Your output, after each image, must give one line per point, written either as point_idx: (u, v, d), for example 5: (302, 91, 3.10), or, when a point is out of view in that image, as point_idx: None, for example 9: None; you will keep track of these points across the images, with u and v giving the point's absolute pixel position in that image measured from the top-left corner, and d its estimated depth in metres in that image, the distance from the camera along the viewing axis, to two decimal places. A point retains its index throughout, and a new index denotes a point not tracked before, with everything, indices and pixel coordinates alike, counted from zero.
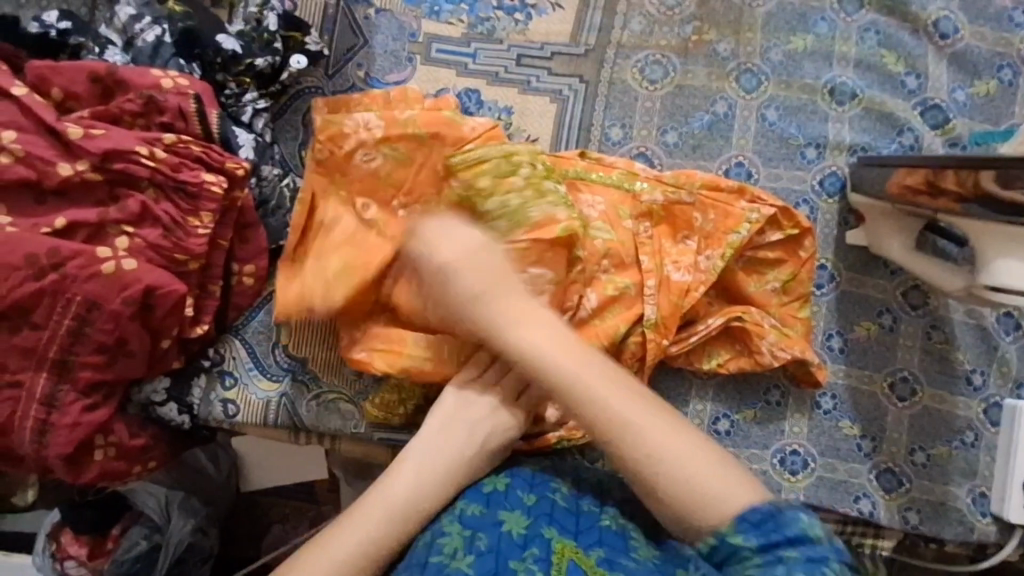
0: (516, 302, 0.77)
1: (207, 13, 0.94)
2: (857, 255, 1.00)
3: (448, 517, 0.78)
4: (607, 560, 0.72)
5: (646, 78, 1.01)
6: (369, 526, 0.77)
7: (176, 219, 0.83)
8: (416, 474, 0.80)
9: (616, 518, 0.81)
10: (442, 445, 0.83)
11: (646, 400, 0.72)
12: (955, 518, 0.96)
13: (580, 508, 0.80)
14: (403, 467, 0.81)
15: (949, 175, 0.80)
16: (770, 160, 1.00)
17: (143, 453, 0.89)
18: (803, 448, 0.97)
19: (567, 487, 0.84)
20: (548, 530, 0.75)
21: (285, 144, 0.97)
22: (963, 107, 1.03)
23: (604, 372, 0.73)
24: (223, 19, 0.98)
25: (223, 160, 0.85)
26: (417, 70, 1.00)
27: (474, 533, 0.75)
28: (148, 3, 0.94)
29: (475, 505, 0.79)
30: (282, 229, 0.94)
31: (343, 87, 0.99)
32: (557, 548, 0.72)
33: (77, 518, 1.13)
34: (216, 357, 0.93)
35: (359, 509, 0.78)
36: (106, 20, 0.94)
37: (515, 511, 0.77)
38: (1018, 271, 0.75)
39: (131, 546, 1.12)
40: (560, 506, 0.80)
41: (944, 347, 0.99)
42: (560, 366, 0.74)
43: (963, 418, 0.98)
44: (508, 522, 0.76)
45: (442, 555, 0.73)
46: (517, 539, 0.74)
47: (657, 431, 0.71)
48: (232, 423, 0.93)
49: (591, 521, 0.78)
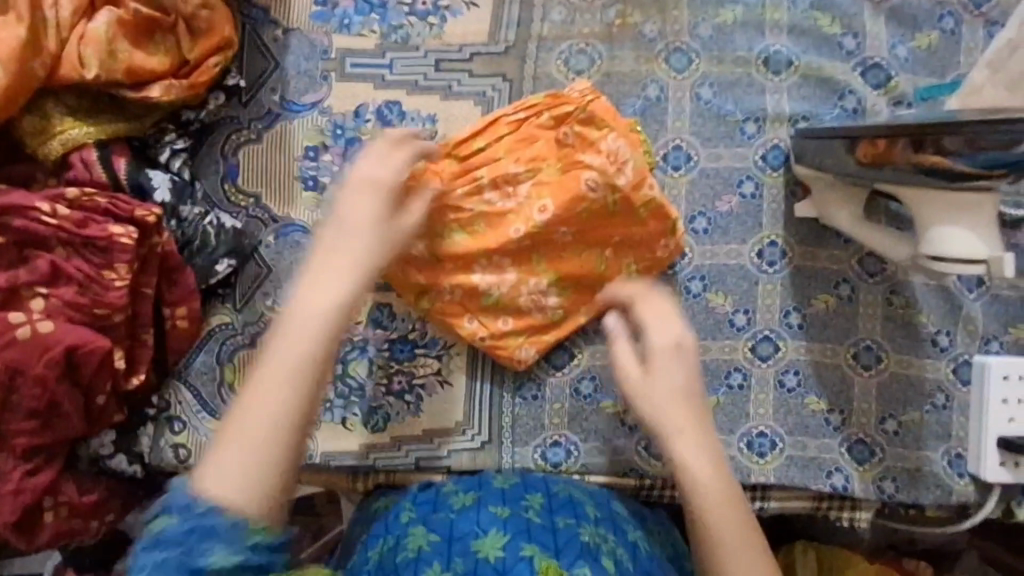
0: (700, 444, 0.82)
1: (250, 56, 0.95)
2: (807, 227, 1.03)
3: (414, 522, 0.88)
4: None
5: (571, 69, 0.99)
6: (281, 406, 0.67)
7: (92, 275, 0.81)
8: (304, 342, 0.69)
9: (594, 530, 0.86)
10: (360, 198, 0.77)
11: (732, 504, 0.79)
12: (932, 482, 1.05)
13: (556, 524, 0.85)
14: (299, 341, 0.69)
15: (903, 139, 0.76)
16: (709, 140, 1.01)
17: (97, 508, 0.89)
18: (769, 429, 1.04)
19: (539, 503, 0.89)
20: (528, 547, 0.80)
21: (208, 179, 0.93)
22: (905, 62, 1.02)
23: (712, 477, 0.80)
24: (248, 64, 0.95)
25: (132, 208, 0.83)
26: (334, 88, 0.96)
27: (445, 557, 0.81)
28: (266, 50, 0.96)
29: (442, 519, 0.87)
30: (210, 266, 0.90)
31: (260, 115, 0.94)
32: (543, 569, 0.77)
33: (82, 560, 1.15)
34: (162, 404, 0.92)
35: (258, 387, 0.67)
36: (246, 72, 0.95)
37: (491, 532, 0.83)
38: (958, 240, 0.79)
39: None
40: (536, 523, 0.85)
41: (906, 312, 1.05)
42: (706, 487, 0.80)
43: (932, 380, 1.06)
44: (482, 549, 0.81)
45: (408, 552, 0.83)
46: (494, 563, 0.79)
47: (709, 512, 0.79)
48: (185, 468, 0.91)
49: (571, 535, 0.84)
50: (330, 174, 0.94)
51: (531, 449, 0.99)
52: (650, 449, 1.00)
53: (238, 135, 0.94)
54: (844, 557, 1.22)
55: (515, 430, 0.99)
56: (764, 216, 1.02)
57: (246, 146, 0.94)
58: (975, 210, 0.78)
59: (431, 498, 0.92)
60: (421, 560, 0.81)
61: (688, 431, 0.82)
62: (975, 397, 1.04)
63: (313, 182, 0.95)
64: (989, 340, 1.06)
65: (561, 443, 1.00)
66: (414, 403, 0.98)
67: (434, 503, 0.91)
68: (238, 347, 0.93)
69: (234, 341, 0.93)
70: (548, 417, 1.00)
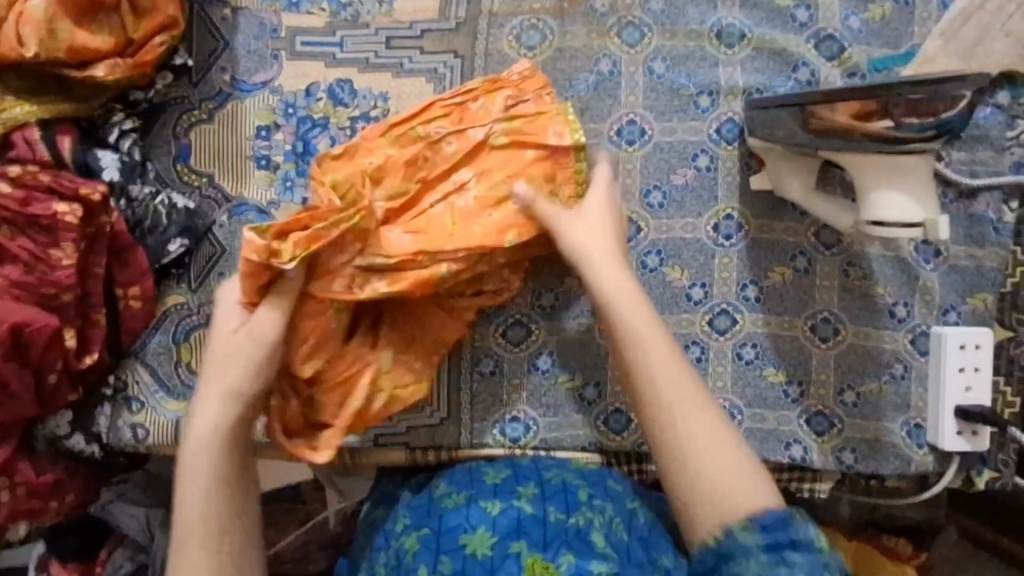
0: (642, 313, 0.86)
1: (199, 35, 0.96)
2: (763, 200, 1.03)
3: (408, 530, 0.88)
4: (576, 570, 0.78)
5: (523, 45, 0.99)
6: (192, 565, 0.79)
7: (39, 254, 0.82)
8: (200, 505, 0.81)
9: (589, 511, 0.87)
10: (216, 381, 0.83)
11: (692, 391, 0.84)
12: (891, 452, 1.06)
13: (546, 516, 0.85)
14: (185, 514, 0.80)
15: (845, 105, 0.77)
16: (663, 114, 1.01)
17: (56, 488, 0.92)
18: (728, 401, 1.04)
19: (530, 495, 0.88)
20: (516, 543, 0.81)
21: (159, 160, 0.94)
22: (859, 34, 1.03)
23: (668, 359, 0.85)
24: (197, 43, 0.95)
25: (77, 187, 0.83)
26: (284, 67, 0.96)
27: (434, 556, 0.82)
28: (217, 29, 0.96)
29: (433, 521, 0.87)
30: (162, 246, 0.90)
31: (210, 95, 0.95)
32: (528, 564, 0.79)
33: (62, 546, 1.15)
34: (119, 384, 0.93)
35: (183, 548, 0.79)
36: (197, 53, 0.95)
37: (478, 531, 0.83)
38: (897, 202, 0.79)
39: (117, 567, 1.12)
40: (526, 515, 0.85)
41: (863, 283, 1.06)
42: (656, 363, 0.85)
43: (890, 351, 1.07)
44: (471, 545, 0.82)
45: (406, 558, 0.84)
46: (483, 562, 0.80)
47: (666, 376, 0.84)
48: (144, 447, 0.92)
49: (562, 525, 0.84)
50: (283, 153, 0.95)
51: (490, 424, 1.01)
52: (609, 422, 1.02)
53: (189, 115, 0.94)
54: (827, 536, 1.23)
55: (474, 407, 1.01)
56: (720, 189, 1.02)
57: (196, 127, 0.94)
58: (910, 170, 0.78)
59: (425, 502, 0.91)
60: (413, 566, 0.83)
61: (631, 296, 0.87)
62: (932, 362, 1.06)
63: (265, 162, 0.95)
64: (946, 310, 1.06)
65: (520, 419, 1.01)
66: None
67: (428, 504, 0.90)
68: (194, 327, 0.94)
69: (191, 320, 0.94)
70: (506, 392, 1.01)
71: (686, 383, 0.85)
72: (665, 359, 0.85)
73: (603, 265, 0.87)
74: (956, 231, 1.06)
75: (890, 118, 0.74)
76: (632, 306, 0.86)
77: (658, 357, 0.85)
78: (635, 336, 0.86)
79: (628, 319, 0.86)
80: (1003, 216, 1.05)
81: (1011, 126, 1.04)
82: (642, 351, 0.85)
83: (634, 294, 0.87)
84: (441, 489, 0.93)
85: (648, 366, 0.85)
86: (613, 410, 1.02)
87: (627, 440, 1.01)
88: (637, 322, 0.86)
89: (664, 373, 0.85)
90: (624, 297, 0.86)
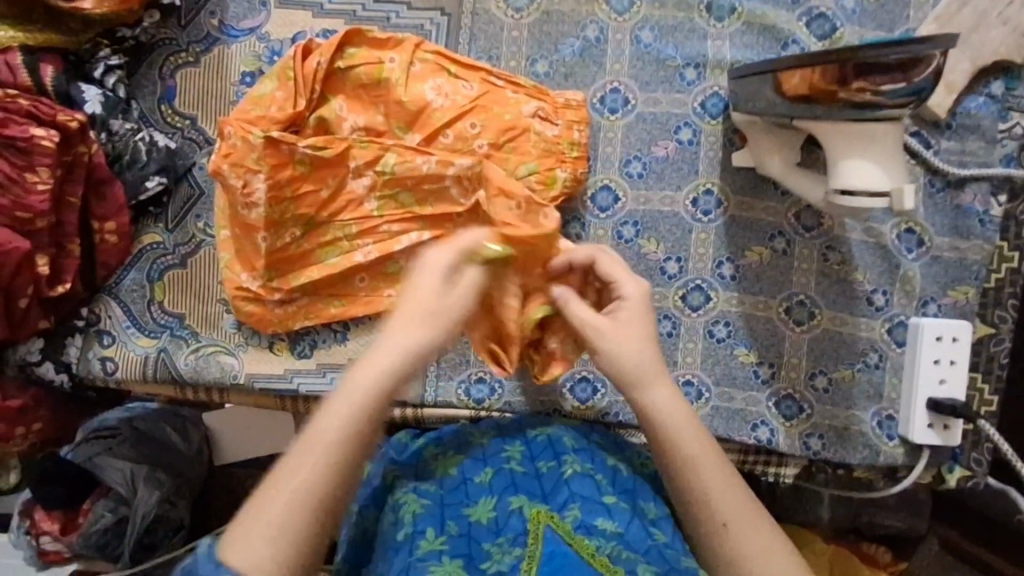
0: (688, 422, 0.75)
1: None
2: (745, 178, 1.02)
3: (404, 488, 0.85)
4: (581, 524, 0.77)
5: (510, 6, 0.99)
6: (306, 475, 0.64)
7: (14, 176, 0.84)
8: (339, 419, 0.66)
9: (576, 462, 0.86)
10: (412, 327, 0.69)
11: (749, 507, 0.72)
12: (859, 442, 1.04)
13: (539, 471, 0.85)
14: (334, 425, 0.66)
15: (816, 70, 0.76)
16: (647, 84, 1.00)
17: (22, 413, 0.95)
18: (696, 379, 1.04)
19: (519, 452, 0.88)
20: (515, 500, 0.80)
21: (144, 99, 0.96)
22: (852, 14, 1.01)
23: (721, 470, 0.73)
24: None
25: (55, 114, 0.85)
26: (272, 15, 0.97)
27: (438, 520, 0.79)
28: None
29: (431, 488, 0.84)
30: (140, 183, 0.93)
31: (197, 38, 0.96)
32: (533, 515, 0.77)
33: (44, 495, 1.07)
34: (91, 317, 0.95)
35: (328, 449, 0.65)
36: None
37: (480, 501, 0.82)
38: (864, 174, 0.79)
39: (97, 518, 1.07)
40: (520, 473, 0.84)
41: (842, 268, 1.04)
42: (706, 471, 0.73)
43: (865, 339, 1.05)
44: (475, 513, 0.80)
45: (402, 526, 0.79)
46: (488, 525, 0.79)
47: (714, 486, 0.72)
48: (113, 380, 0.94)
49: (555, 479, 0.84)
50: None
51: (456, 383, 1.01)
52: (573, 391, 1.01)
53: (176, 57, 0.96)
54: (802, 537, 1.22)
55: (439, 366, 1.01)
56: (701, 163, 1.02)
57: (183, 69, 0.96)
58: (883, 140, 0.78)
59: (415, 459, 0.90)
60: (415, 532, 0.78)
61: (673, 406, 0.76)
62: (908, 356, 1.04)
63: None
64: (926, 301, 1.04)
65: (485, 380, 1.01)
66: (340, 331, 0.97)
67: (416, 469, 0.88)
68: (168, 266, 0.96)
69: (165, 260, 0.96)
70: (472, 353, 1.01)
71: (742, 496, 0.73)
72: (720, 469, 0.74)
73: (643, 378, 0.76)
74: (941, 221, 1.04)
75: (863, 80, 0.73)
76: (676, 414, 0.75)
77: (711, 471, 0.73)
78: (681, 444, 0.74)
79: (676, 432, 0.75)
80: (990, 209, 1.03)
81: (1004, 118, 1.02)
82: (691, 463, 0.73)
83: (681, 404, 0.76)
84: (431, 452, 0.91)
85: (697, 474, 0.73)
86: (580, 377, 1.02)
87: (589, 410, 1.01)
88: (686, 434, 0.74)
89: (718, 485, 0.72)
90: (666, 407, 0.76)
